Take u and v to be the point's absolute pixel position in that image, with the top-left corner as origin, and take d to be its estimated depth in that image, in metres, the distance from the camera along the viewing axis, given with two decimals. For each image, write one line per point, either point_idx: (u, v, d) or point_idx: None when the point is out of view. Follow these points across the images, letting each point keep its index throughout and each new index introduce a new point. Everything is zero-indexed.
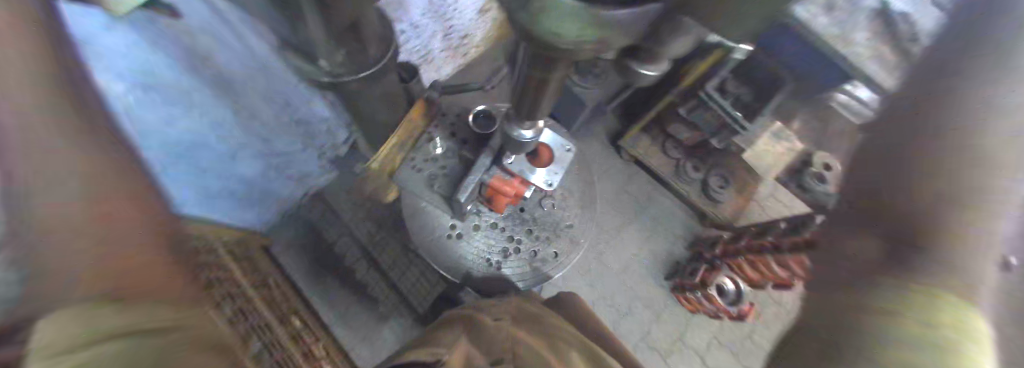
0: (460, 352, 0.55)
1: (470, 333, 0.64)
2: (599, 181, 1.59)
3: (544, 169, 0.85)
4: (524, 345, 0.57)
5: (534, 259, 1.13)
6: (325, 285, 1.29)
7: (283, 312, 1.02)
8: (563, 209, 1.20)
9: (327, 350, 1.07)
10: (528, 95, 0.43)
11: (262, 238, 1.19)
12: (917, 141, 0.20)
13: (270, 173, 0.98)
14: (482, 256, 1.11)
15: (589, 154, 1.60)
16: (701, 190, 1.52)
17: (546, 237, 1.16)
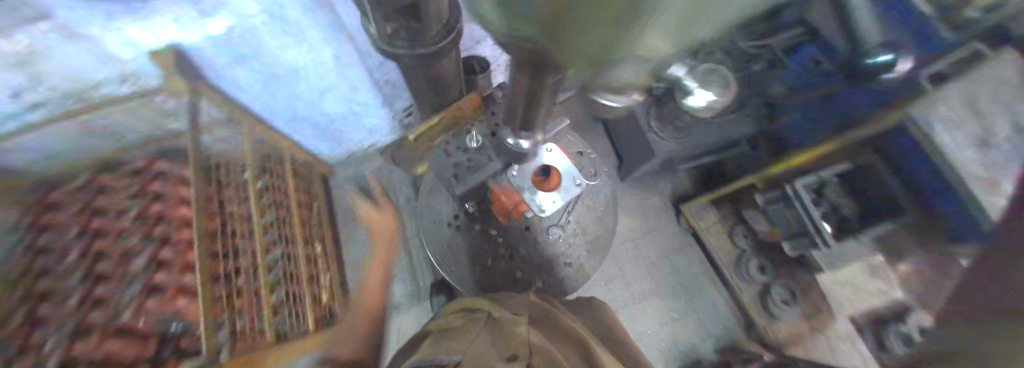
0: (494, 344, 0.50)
1: (493, 334, 0.54)
2: (631, 235, 1.45)
3: (547, 192, 0.80)
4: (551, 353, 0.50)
5: (513, 280, 1.07)
6: (353, 227, 1.42)
7: (310, 235, 1.18)
8: (568, 245, 1.12)
9: (330, 282, 1.21)
10: (518, 108, 0.49)
11: (322, 168, 1.40)
12: None
13: (342, 119, 1.16)
14: (470, 257, 1.09)
15: (633, 205, 1.49)
16: (758, 294, 1.26)
17: (536, 266, 1.08)
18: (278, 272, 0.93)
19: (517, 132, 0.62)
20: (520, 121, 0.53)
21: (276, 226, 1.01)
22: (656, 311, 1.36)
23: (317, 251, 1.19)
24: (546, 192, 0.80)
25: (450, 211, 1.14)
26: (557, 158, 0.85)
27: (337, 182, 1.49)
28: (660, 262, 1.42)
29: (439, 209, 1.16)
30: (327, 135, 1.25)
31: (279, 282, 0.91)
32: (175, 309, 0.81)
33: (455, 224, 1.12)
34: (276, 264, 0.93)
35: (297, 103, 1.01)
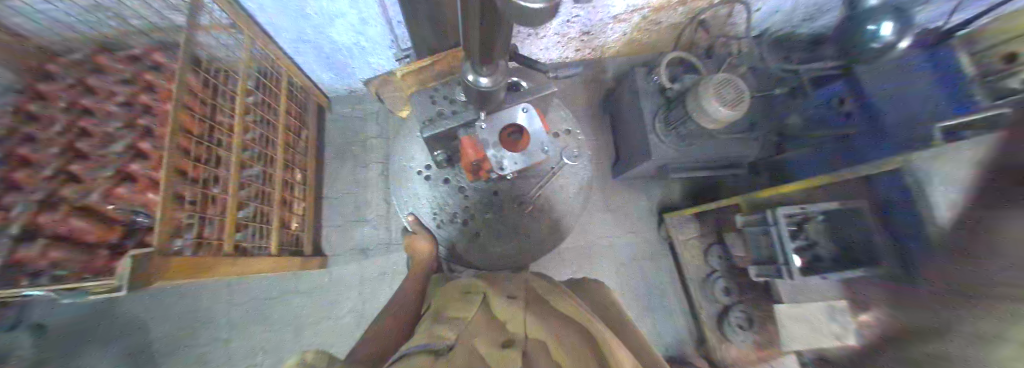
0: (492, 325, 0.52)
1: (489, 311, 0.58)
2: (608, 229, 1.47)
3: (511, 154, 0.75)
4: (538, 324, 0.51)
5: (468, 238, 1.13)
6: (340, 164, 1.44)
7: (292, 161, 1.19)
8: (533, 217, 1.15)
9: (305, 214, 1.24)
10: (475, 25, 0.40)
11: (320, 98, 1.39)
12: None
13: (350, 50, 1.12)
14: (431, 209, 1.14)
15: (614, 201, 1.50)
16: (716, 315, 1.32)
17: (496, 231, 1.13)
18: (251, 189, 0.95)
19: (478, 68, 0.58)
20: (481, 55, 0.51)
21: (260, 143, 1.01)
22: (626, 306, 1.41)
23: (295, 177, 1.20)
24: (510, 153, 0.75)
25: (422, 163, 1.18)
26: (529, 117, 0.78)
27: (332, 116, 1.48)
28: (632, 264, 1.46)
29: (410, 156, 1.20)
30: (331, 63, 1.21)
31: (249, 199, 0.93)
32: (144, 202, 0.80)
33: (423, 173, 1.16)
34: (250, 181, 0.95)
35: (301, 22, 0.94)
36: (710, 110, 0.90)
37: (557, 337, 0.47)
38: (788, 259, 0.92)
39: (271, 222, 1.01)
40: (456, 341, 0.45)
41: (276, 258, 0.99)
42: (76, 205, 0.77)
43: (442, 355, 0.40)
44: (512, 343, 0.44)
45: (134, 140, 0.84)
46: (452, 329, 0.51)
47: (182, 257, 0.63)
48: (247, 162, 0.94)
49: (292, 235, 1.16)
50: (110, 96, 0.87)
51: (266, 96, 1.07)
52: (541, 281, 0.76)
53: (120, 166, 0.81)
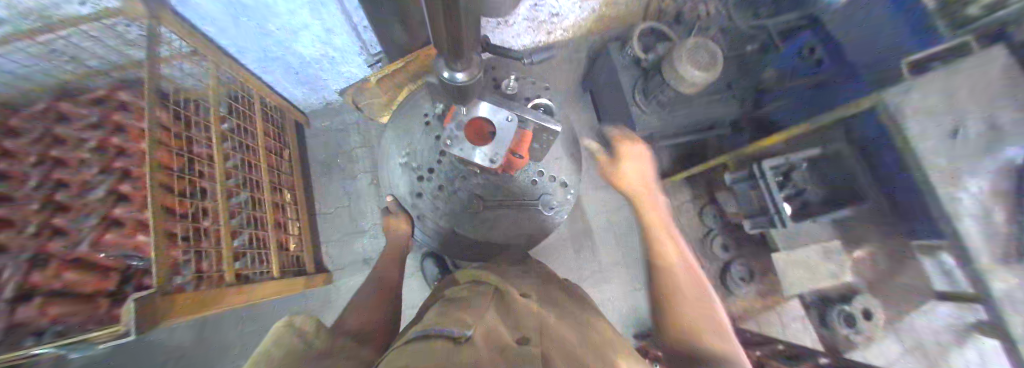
0: (498, 322, 0.47)
1: (501, 305, 0.54)
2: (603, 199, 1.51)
3: (466, 143, 0.73)
4: (552, 324, 0.49)
5: (417, 191, 1.11)
6: (328, 178, 1.42)
7: (278, 182, 1.17)
8: (493, 195, 1.08)
9: (300, 232, 1.23)
10: (444, 29, 0.41)
11: (298, 114, 1.36)
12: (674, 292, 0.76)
13: (319, 61, 1.09)
14: (405, 159, 1.13)
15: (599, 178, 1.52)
16: (718, 271, 1.35)
17: (447, 197, 1.10)
18: (242, 217, 0.93)
19: (451, 65, 0.58)
20: (453, 52, 0.51)
21: (241, 170, 0.98)
22: (626, 273, 1.46)
23: (285, 198, 1.19)
24: (464, 141, 0.73)
25: (427, 110, 1.13)
26: (508, 127, 0.72)
27: (311, 131, 1.45)
28: (630, 233, 1.50)
29: (421, 107, 1.14)
30: (300, 78, 1.19)
31: (243, 227, 0.92)
32: (134, 244, 0.76)
33: (427, 119, 1.12)
34: (240, 208, 0.94)
35: (261, 39, 0.91)
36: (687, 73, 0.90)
37: (575, 339, 0.46)
38: (780, 207, 0.97)
39: (269, 246, 1.01)
40: (473, 330, 0.41)
41: (280, 281, 0.99)
42: (69, 258, 0.70)
43: (463, 344, 0.36)
44: (528, 340, 0.41)
45: (114, 185, 0.80)
46: (463, 320, 0.45)
47: (187, 293, 0.64)
48: (236, 192, 0.93)
49: (292, 255, 1.15)
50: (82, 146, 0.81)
51: (243, 120, 1.05)
52: (557, 293, 0.72)
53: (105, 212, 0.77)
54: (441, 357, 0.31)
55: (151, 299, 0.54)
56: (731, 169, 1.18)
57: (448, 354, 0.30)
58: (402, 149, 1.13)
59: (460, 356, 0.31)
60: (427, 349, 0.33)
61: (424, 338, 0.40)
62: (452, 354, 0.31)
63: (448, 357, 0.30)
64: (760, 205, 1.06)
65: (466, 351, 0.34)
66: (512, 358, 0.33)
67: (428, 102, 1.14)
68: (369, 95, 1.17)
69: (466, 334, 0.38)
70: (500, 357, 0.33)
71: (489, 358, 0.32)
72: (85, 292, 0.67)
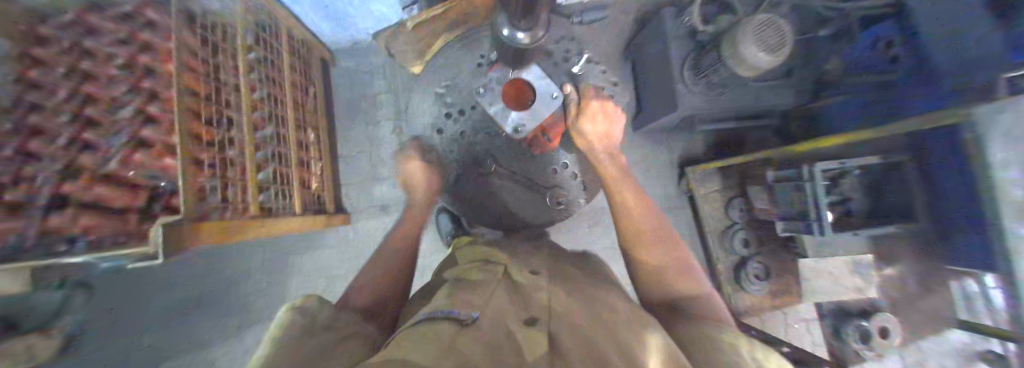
0: (500, 303, 0.47)
1: (506, 285, 0.55)
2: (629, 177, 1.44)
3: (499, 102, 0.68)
4: (561, 301, 0.48)
5: (439, 134, 1.05)
6: (352, 122, 1.43)
7: (303, 119, 1.18)
8: (513, 165, 1.05)
9: (323, 172, 1.27)
10: None
11: (324, 51, 1.33)
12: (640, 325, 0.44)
13: None
14: (439, 105, 1.05)
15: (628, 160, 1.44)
16: (732, 266, 1.33)
17: (467, 152, 1.04)
18: (267, 151, 0.95)
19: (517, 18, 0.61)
20: None
21: (267, 104, 0.99)
22: None
23: (309, 137, 1.20)
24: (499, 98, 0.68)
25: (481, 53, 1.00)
26: (550, 103, 0.68)
27: (337, 71, 1.42)
28: None
29: (476, 49, 1.02)
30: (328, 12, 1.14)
31: (267, 161, 0.95)
32: (162, 167, 0.80)
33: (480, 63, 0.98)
34: (266, 143, 0.96)
35: None
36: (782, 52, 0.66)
37: (585, 312, 0.46)
38: (823, 215, 0.83)
39: (291, 182, 1.05)
40: (479, 312, 0.43)
41: (302, 217, 1.05)
42: (99, 172, 0.73)
43: (467, 327, 0.39)
44: (535, 321, 0.42)
45: (142, 104, 0.80)
46: (474, 300, 0.48)
47: (210, 221, 0.67)
48: (261, 125, 0.95)
49: (314, 193, 1.20)
50: (110, 60, 0.80)
51: (270, 51, 1.03)
52: (572, 269, 0.69)
53: (133, 131, 0.78)
54: (445, 348, 0.32)
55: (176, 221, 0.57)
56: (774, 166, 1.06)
57: (448, 349, 0.32)
58: (437, 90, 1.07)
59: (457, 347, 0.33)
60: (431, 335, 0.36)
61: (432, 320, 0.42)
62: (454, 348, 0.32)
63: (447, 349, 0.32)
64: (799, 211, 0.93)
65: (467, 338, 0.35)
66: (508, 347, 0.35)
67: (480, 43, 1.04)
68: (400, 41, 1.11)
69: (472, 317, 0.41)
70: (503, 347, 0.34)
71: (491, 349, 0.33)
72: (115, 206, 0.72)
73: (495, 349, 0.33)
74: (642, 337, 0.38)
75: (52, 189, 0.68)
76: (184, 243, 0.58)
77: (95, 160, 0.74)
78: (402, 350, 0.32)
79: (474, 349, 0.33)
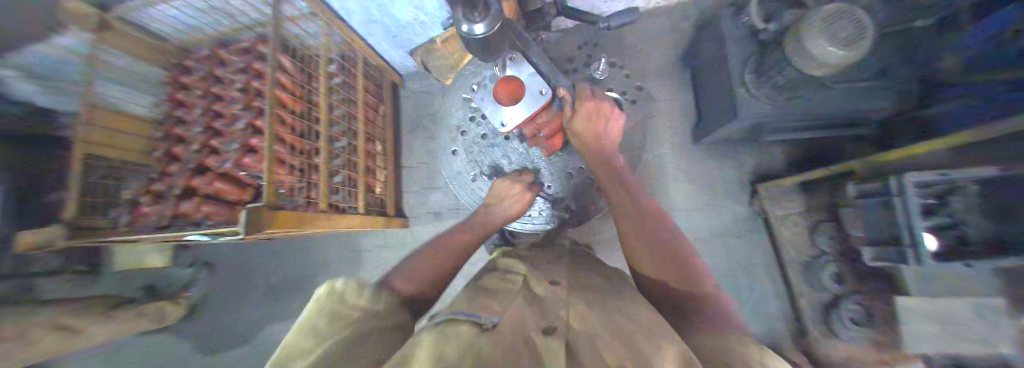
0: (516, 309, 0.46)
1: (525, 293, 0.53)
2: (684, 185, 1.33)
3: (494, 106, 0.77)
4: (584, 312, 0.44)
5: (474, 141, 1.16)
6: (414, 136, 1.60)
7: (373, 133, 1.37)
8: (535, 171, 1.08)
9: (387, 178, 1.45)
10: None
11: (394, 76, 1.55)
12: (667, 334, 0.37)
13: (409, 28, 1.19)
14: (465, 111, 1.18)
15: (664, 165, 1.34)
16: (821, 306, 1.08)
17: (492, 153, 1.13)
18: (341, 159, 1.14)
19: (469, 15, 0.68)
20: None
21: (344, 120, 1.19)
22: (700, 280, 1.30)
23: (376, 148, 1.39)
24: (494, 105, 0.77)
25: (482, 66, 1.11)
26: (536, 100, 0.72)
27: (404, 92, 1.64)
28: (713, 238, 1.30)
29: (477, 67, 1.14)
30: (397, 42, 1.30)
31: (340, 168, 1.13)
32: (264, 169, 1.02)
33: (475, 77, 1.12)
34: (340, 152, 1.14)
35: (369, 4, 1.04)
36: (866, 42, 0.55)
37: (608, 322, 0.41)
38: (920, 239, 0.63)
39: (358, 186, 1.21)
40: (500, 317, 0.42)
41: (364, 216, 1.20)
42: (219, 171, 0.98)
43: (487, 331, 0.37)
44: (555, 330, 0.39)
45: (252, 119, 1.01)
46: (490, 308, 0.47)
47: (287, 211, 0.82)
48: (339, 142, 1.15)
49: (376, 197, 1.38)
50: (231, 86, 1.07)
51: (353, 78, 1.25)
52: (590, 276, 0.64)
53: (244, 140, 0.99)
54: (449, 354, 0.30)
55: (258, 210, 0.72)
56: (858, 181, 0.83)
57: (455, 356, 0.30)
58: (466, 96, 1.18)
59: (476, 348, 0.32)
60: (448, 337, 0.36)
61: (455, 321, 0.41)
62: (461, 356, 0.30)
63: (466, 350, 0.32)
64: (889, 233, 0.72)
65: (486, 341, 0.35)
66: (528, 355, 0.32)
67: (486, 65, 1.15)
68: (437, 57, 1.22)
69: (491, 321, 0.40)
70: (515, 356, 0.31)
71: (503, 356, 0.31)
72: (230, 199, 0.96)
73: (506, 357, 0.31)
74: (663, 345, 0.34)
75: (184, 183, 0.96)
76: (259, 228, 0.72)
77: (216, 162, 0.99)
78: (411, 354, 0.31)
79: (482, 353, 0.31)
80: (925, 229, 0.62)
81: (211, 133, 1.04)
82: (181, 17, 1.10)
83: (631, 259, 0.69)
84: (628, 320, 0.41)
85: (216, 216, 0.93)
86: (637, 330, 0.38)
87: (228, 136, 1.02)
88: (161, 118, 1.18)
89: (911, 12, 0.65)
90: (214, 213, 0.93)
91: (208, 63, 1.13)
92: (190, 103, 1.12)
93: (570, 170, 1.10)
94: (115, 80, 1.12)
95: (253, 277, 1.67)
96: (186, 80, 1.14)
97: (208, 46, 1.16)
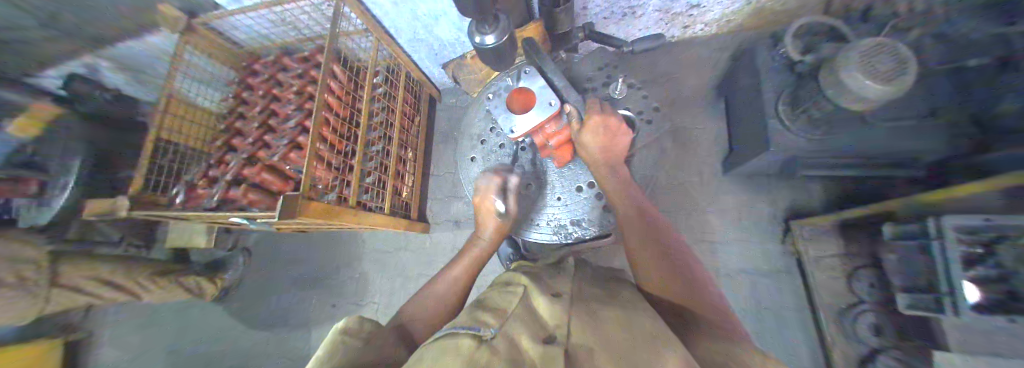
0: (514, 321, 0.45)
1: (527, 302, 0.53)
2: (712, 216, 1.28)
3: (509, 115, 0.80)
4: (582, 324, 0.43)
5: (495, 153, 1.18)
6: (444, 145, 1.68)
7: (407, 140, 1.46)
8: (554, 186, 1.09)
9: (414, 183, 1.52)
10: None
11: (431, 90, 1.65)
12: (663, 344, 0.36)
13: (448, 46, 1.28)
14: (488, 123, 1.22)
15: (693, 193, 1.30)
16: (860, 362, 0.97)
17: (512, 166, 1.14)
18: (375, 162, 1.22)
19: (481, 27, 0.71)
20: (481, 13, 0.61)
21: (382, 126, 1.27)
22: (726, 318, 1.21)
23: (407, 155, 1.46)
24: (507, 114, 0.80)
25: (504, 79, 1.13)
26: (547, 109, 0.77)
27: (441, 105, 1.73)
28: (741, 276, 1.22)
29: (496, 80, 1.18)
30: (438, 58, 1.40)
31: (373, 169, 1.21)
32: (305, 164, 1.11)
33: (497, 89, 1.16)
34: (374, 155, 1.22)
35: (415, 23, 1.14)
36: (907, 78, 0.52)
37: (604, 334, 0.40)
38: (957, 287, 0.55)
39: (386, 187, 1.27)
40: (497, 328, 0.42)
41: (388, 217, 1.24)
42: (267, 163, 1.08)
43: (486, 342, 0.38)
44: (553, 340, 0.39)
45: (301, 119, 1.11)
46: (493, 318, 0.47)
47: (320, 204, 0.88)
48: (376, 146, 1.23)
49: (402, 201, 1.43)
50: (288, 89, 1.20)
51: (395, 88, 1.34)
52: (593, 287, 0.62)
53: (292, 137, 1.09)
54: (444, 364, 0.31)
55: (293, 199, 0.79)
56: (895, 221, 0.76)
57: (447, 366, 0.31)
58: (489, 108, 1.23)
59: (480, 362, 0.33)
60: (448, 352, 0.36)
61: (453, 334, 0.41)
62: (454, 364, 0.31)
63: (467, 362, 0.32)
64: (926, 280, 0.65)
65: (486, 353, 0.35)
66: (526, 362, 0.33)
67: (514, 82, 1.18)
68: (467, 72, 1.28)
69: (490, 333, 0.40)
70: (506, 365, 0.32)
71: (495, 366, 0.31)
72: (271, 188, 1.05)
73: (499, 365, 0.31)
74: (660, 358, 0.32)
75: (236, 170, 1.07)
76: (292, 214, 0.78)
77: (267, 154, 1.10)
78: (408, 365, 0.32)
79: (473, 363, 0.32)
80: (965, 279, 0.55)
81: (264, 129, 1.16)
82: (257, 28, 1.26)
83: (637, 270, 0.66)
84: (625, 333, 0.40)
85: (258, 203, 1.01)
86: (633, 342, 0.37)
87: (280, 132, 1.13)
88: (225, 113, 1.33)
89: (969, 52, 0.62)
90: (257, 200, 1.02)
91: (273, 68, 1.27)
92: (253, 101, 1.26)
93: (582, 184, 1.07)
94: (191, 75, 1.30)
95: (279, 264, 1.76)
96: (252, 82, 1.29)
97: (275, 54, 1.32)
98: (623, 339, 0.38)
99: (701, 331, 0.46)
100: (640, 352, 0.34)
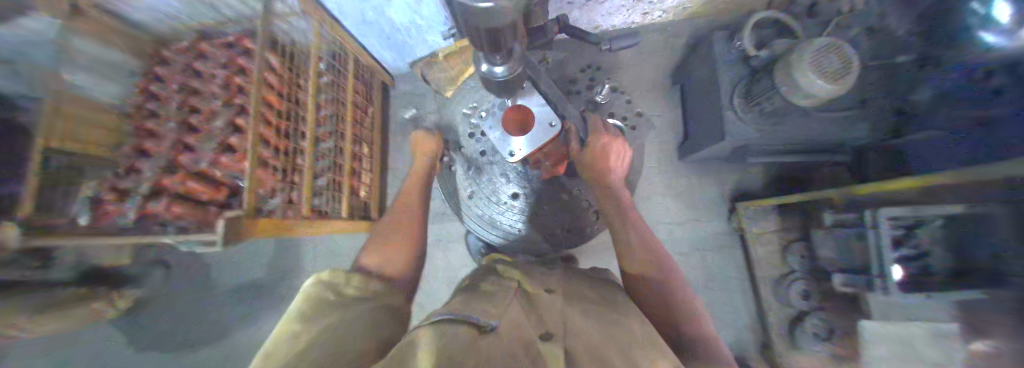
0: (510, 316, 0.43)
1: (523, 298, 0.51)
2: (670, 202, 1.36)
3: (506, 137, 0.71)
4: (572, 321, 0.44)
5: (478, 158, 1.11)
6: (402, 138, 1.59)
7: (361, 135, 1.35)
8: (540, 194, 1.09)
9: (372, 181, 1.43)
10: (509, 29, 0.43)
11: (384, 77, 1.53)
12: (661, 350, 0.37)
13: (406, 31, 1.19)
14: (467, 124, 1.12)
15: (652, 181, 1.37)
16: (789, 321, 1.13)
17: (497, 175, 1.09)
18: (327, 162, 1.11)
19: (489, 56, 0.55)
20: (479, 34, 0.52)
21: (331, 121, 1.16)
22: None
23: (363, 151, 1.36)
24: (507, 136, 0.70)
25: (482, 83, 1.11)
26: (546, 131, 0.70)
27: (394, 93, 1.63)
28: (693, 254, 1.33)
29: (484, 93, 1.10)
30: (390, 42, 1.29)
31: (323, 170, 1.09)
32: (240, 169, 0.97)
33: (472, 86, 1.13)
34: (326, 154, 1.11)
35: (364, 4, 1.03)
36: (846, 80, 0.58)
37: (600, 334, 0.41)
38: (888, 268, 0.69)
39: (342, 189, 1.18)
40: (498, 320, 0.41)
41: (347, 221, 1.17)
42: (194, 171, 0.94)
43: (488, 334, 0.37)
44: (551, 337, 0.38)
45: (232, 116, 0.99)
46: (493, 307, 0.46)
47: (269, 219, 0.79)
48: (327, 143, 1.13)
49: (361, 201, 1.35)
50: (210, 80, 1.04)
51: (345, 78, 1.22)
52: (584, 288, 0.61)
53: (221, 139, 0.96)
54: (448, 355, 0.29)
55: (236, 218, 0.69)
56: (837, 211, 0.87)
57: (453, 355, 0.29)
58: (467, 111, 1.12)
59: (483, 354, 0.31)
60: (449, 338, 0.34)
61: (450, 320, 0.40)
62: (455, 356, 0.29)
63: (470, 353, 0.31)
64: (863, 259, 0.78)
65: (489, 344, 0.34)
66: (526, 355, 0.32)
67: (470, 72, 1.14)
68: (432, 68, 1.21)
69: (493, 323, 0.39)
70: (509, 361, 0.30)
71: (499, 360, 0.30)
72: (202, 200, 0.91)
73: (502, 359, 0.30)
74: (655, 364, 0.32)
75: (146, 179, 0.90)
76: (236, 237, 0.69)
77: (191, 161, 0.95)
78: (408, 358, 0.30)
79: (477, 354, 0.30)
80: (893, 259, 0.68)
81: None
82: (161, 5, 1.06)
83: (636, 273, 0.70)
84: (617, 333, 0.41)
85: (186, 217, 0.86)
86: (625, 342, 0.38)
87: (204, 134, 0.98)
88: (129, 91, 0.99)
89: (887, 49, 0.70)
90: (185, 213, 0.86)
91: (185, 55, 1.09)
92: None
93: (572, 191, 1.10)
94: None
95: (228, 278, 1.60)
96: None
97: (188, 37, 1.09)
98: (618, 338, 0.39)
99: (693, 347, 0.52)
100: (636, 352, 0.35)
